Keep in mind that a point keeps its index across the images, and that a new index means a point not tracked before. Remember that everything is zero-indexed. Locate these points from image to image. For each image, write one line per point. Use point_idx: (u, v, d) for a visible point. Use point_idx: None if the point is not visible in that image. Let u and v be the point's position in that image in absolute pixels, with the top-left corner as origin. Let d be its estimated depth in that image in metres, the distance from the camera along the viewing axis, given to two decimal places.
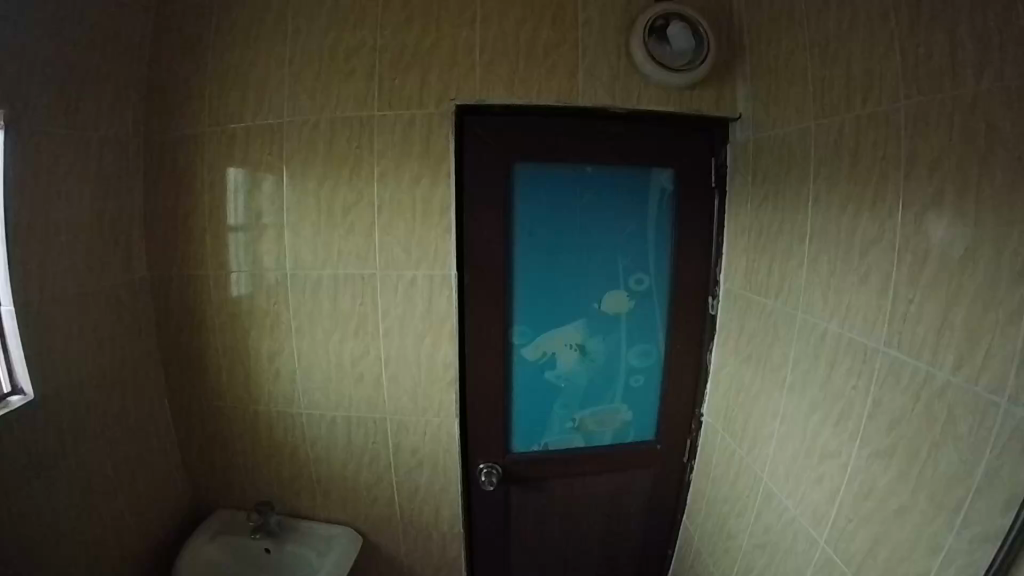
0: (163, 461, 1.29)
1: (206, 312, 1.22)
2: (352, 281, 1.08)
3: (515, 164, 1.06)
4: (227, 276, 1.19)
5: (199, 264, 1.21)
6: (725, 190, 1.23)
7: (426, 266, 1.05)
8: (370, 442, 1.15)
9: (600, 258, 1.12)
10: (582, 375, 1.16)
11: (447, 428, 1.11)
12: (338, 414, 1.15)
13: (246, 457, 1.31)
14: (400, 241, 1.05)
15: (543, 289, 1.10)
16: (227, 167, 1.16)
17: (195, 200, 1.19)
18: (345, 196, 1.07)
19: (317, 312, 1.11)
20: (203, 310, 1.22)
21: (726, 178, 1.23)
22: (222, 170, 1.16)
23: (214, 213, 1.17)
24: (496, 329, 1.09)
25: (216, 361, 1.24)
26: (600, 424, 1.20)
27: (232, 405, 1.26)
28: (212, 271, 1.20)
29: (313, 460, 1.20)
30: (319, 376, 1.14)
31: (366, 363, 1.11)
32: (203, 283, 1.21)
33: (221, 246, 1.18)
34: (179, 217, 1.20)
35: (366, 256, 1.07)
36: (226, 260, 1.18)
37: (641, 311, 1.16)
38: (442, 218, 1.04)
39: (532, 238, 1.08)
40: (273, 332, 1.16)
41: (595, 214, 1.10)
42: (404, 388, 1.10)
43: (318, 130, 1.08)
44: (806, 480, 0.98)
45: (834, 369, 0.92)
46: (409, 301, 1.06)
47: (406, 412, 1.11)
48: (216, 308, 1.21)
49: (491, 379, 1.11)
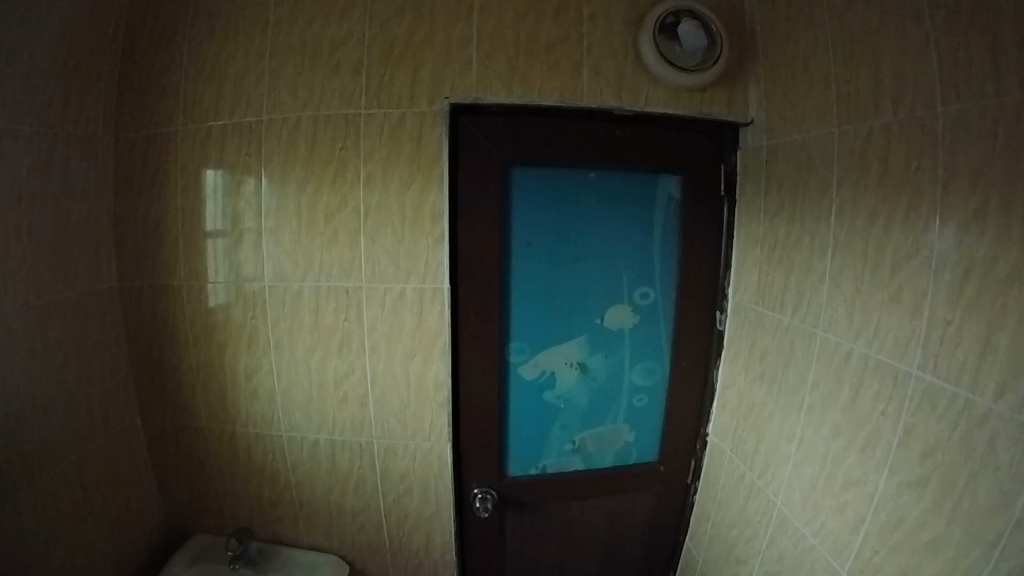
0: (135, 483, 1.20)
1: (181, 324, 1.14)
2: (336, 293, 1.00)
3: (513, 168, 0.98)
4: (203, 285, 1.10)
5: (173, 272, 1.12)
6: (734, 198, 1.16)
7: (416, 278, 0.96)
8: (356, 466, 1.07)
9: (603, 270, 1.04)
10: (584, 395, 1.07)
11: (439, 452, 1.03)
12: (321, 436, 1.07)
13: (225, 478, 1.23)
14: (389, 250, 0.97)
15: (542, 303, 1.02)
16: (203, 168, 1.07)
17: (168, 203, 1.10)
18: (329, 201, 0.99)
19: (299, 327, 1.03)
20: (177, 322, 1.14)
21: (736, 185, 1.16)
22: (198, 171, 1.07)
23: (189, 218, 1.09)
24: (492, 346, 1.00)
25: (191, 377, 1.16)
26: (601, 445, 1.12)
27: (209, 423, 1.18)
28: (186, 280, 1.12)
29: (296, 481, 1.13)
30: (301, 395, 1.06)
31: (351, 381, 1.02)
32: (177, 293, 1.13)
33: (197, 254, 1.09)
34: (152, 221, 1.11)
35: (351, 266, 0.99)
36: (202, 269, 1.10)
37: (646, 326, 1.08)
38: (434, 226, 0.95)
39: (529, 247, 1.00)
40: (252, 347, 1.08)
41: (597, 223, 1.03)
42: (392, 409, 1.02)
43: (301, 130, 1.00)
44: (826, 507, 0.92)
45: (860, 393, 0.86)
46: (397, 316, 0.98)
47: (394, 435, 1.03)
48: (191, 318, 1.13)
49: (486, 400, 1.02)
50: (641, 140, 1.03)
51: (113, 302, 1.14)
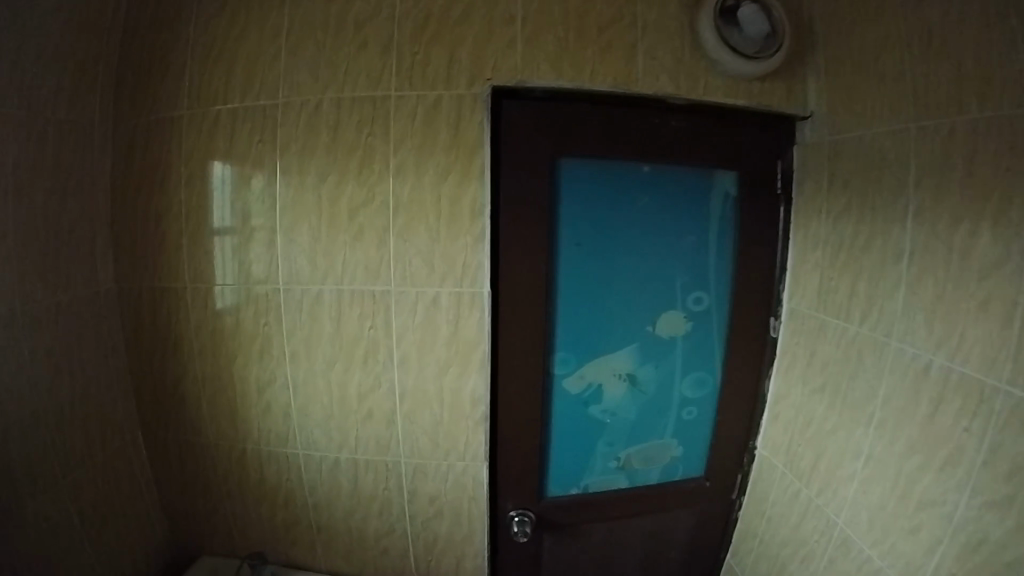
0: (137, 502, 1.11)
1: (185, 331, 1.04)
2: (361, 298, 0.89)
3: (561, 160, 0.89)
4: (210, 289, 1.00)
5: (176, 274, 1.02)
6: (791, 198, 1.07)
7: (453, 281, 0.87)
8: (381, 487, 0.99)
9: (656, 274, 0.95)
10: (631, 409, 0.98)
11: (475, 473, 0.94)
12: (342, 455, 0.98)
13: (234, 498, 1.14)
14: (421, 251, 0.87)
15: (589, 309, 0.93)
16: (210, 159, 0.97)
17: (171, 197, 0.99)
18: (353, 195, 0.88)
19: (317, 336, 0.93)
20: (181, 328, 1.04)
21: (794, 185, 1.07)
22: (205, 163, 0.97)
23: (194, 213, 0.99)
24: (534, 356, 0.91)
25: (198, 389, 1.07)
26: (647, 462, 1.03)
27: (219, 438, 1.10)
28: (191, 283, 1.02)
29: (314, 501, 1.05)
30: (319, 411, 0.97)
31: (376, 398, 0.91)
32: (182, 297, 1.03)
33: (203, 253, 0.99)
34: (153, 218, 1.01)
35: (378, 268, 0.88)
36: (209, 271, 1.00)
37: (699, 334, 1.00)
38: (474, 223, 0.86)
39: (577, 248, 0.91)
40: (263, 359, 1.00)
41: (650, 222, 0.94)
42: (423, 427, 0.91)
43: (321, 116, 0.90)
44: (896, 529, 0.84)
45: (940, 410, 0.77)
46: (431, 324, 0.88)
47: (423, 455, 0.93)
48: (197, 325, 1.03)
49: (527, 416, 0.93)
50: (698, 131, 0.94)
51: (112, 306, 1.03)
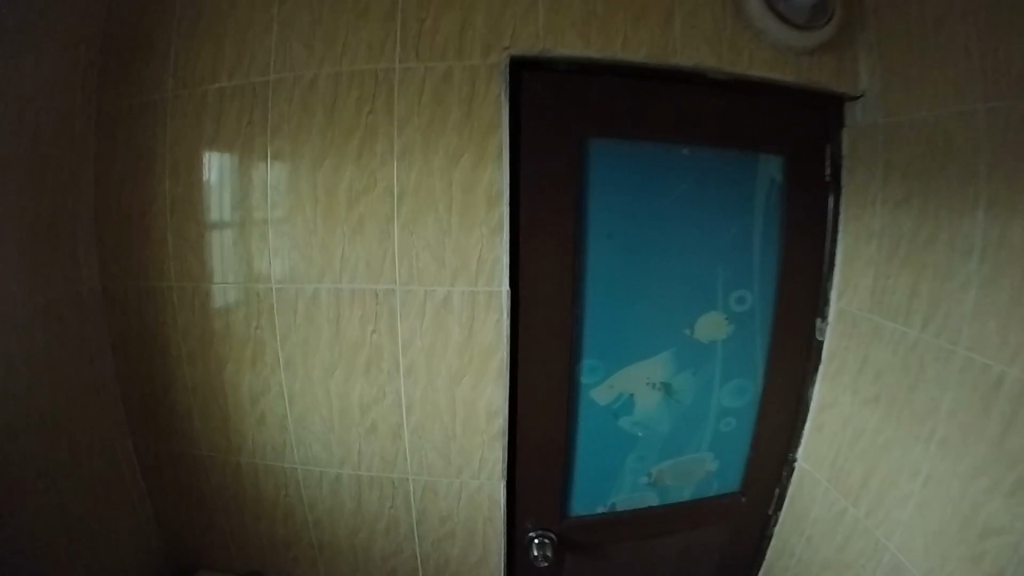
0: (127, 517, 1.03)
1: (173, 333, 0.95)
2: (363, 297, 0.78)
3: (590, 142, 0.78)
4: (201, 288, 0.91)
5: (161, 271, 0.93)
6: (840, 186, 0.95)
7: (466, 278, 0.74)
8: (386, 506, 0.90)
9: (693, 270, 0.85)
10: (665, 421, 0.88)
11: (491, 492, 0.83)
12: (343, 470, 0.89)
13: (230, 514, 1.05)
14: (429, 244, 0.75)
15: (620, 310, 0.82)
16: (197, 146, 0.87)
17: (154, 187, 0.90)
18: (353, 183, 0.78)
19: (314, 341, 0.84)
20: (169, 331, 0.95)
21: (841, 172, 0.95)
22: (191, 149, 0.87)
23: (180, 205, 0.89)
24: (558, 363, 0.80)
25: (189, 397, 0.99)
26: (679, 477, 0.94)
27: (212, 449, 1.01)
28: (178, 282, 0.92)
29: (315, 519, 0.96)
30: (318, 423, 0.88)
31: (380, 411, 0.82)
32: (169, 297, 0.94)
33: (191, 249, 0.90)
34: (137, 211, 0.92)
35: (380, 265, 0.77)
36: (198, 269, 0.90)
37: (740, 337, 0.90)
38: (491, 211, 0.74)
39: (606, 242, 0.80)
40: (256, 364, 0.91)
41: (688, 212, 0.83)
42: (434, 443, 0.81)
43: (317, 94, 0.80)
44: (957, 558, 0.75)
45: (1015, 429, 0.67)
46: (441, 329, 0.76)
47: (433, 473, 0.83)
48: (187, 327, 0.94)
49: (549, 429, 0.83)
50: (742, 110, 0.83)
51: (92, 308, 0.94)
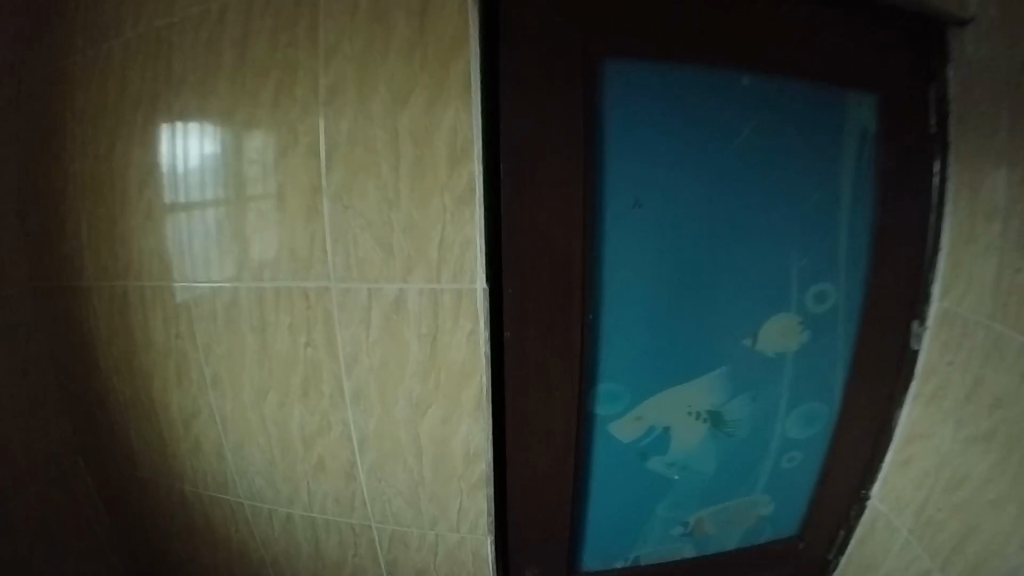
0: (90, 532, 0.91)
1: (98, 341, 0.81)
2: (290, 297, 0.57)
3: (606, 72, 0.53)
4: (140, 288, 0.76)
5: (77, 266, 0.80)
6: (947, 143, 0.63)
7: (423, 269, 0.52)
8: (349, 553, 0.70)
9: (755, 256, 0.60)
10: (711, 460, 0.65)
11: (476, 549, 0.62)
12: (294, 510, 0.70)
13: (183, 547, 0.89)
14: (371, 222, 0.52)
15: (652, 314, 0.58)
16: (144, 110, 0.73)
17: (68, 174, 0.79)
18: (268, 143, 0.56)
19: (241, 353, 0.64)
20: (104, 334, 0.80)
21: (949, 118, 0.63)
22: (140, 110, 0.74)
23: (123, 176, 0.76)
24: (562, 386, 0.56)
25: (124, 414, 0.83)
26: (724, 525, 0.70)
27: (153, 476, 0.85)
28: (94, 281, 0.79)
29: (270, 561, 0.78)
30: (257, 453, 0.69)
31: (327, 444, 0.62)
32: (88, 299, 0.80)
33: (130, 235, 0.76)
34: (84, 181, 0.78)
35: (307, 254, 0.55)
36: (113, 265, 0.78)
37: (815, 347, 0.65)
38: (460, 170, 0.51)
39: (633, 217, 0.56)
40: (181, 381, 0.73)
41: (750, 174, 0.58)
42: (398, 488, 0.61)
43: (223, 23, 0.57)
44: None
45: None
46: (395, 342, 0.54)
47: (400, 521, 0.64)
48: (109, 336, 0.80)
49: (553, 478, 0.59)
50: (823, 28, 0.58)
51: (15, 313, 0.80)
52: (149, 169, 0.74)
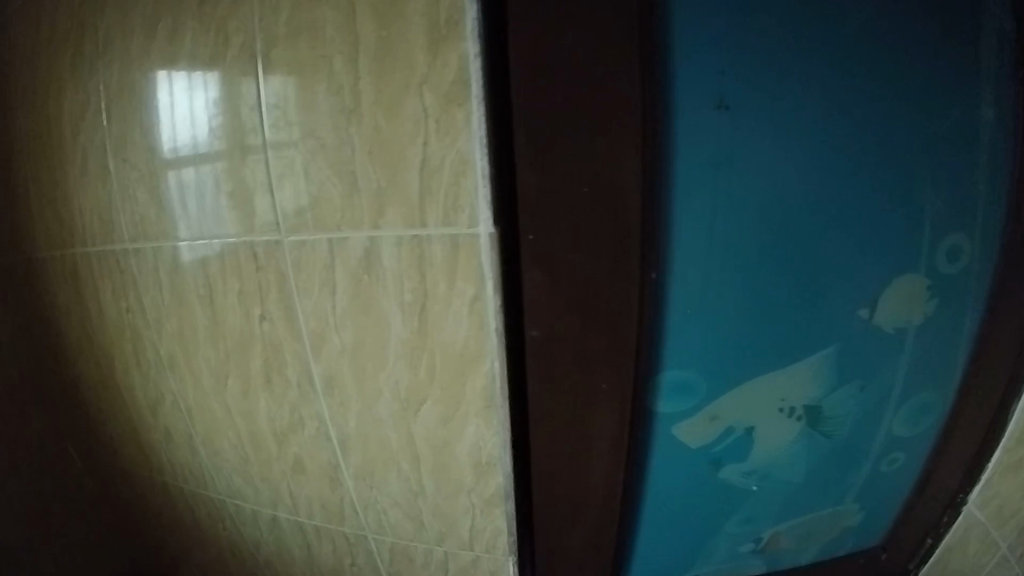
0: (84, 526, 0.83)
1: (59, 321, 0.70)
2: (236, 256, 0.43)
3: None
4: (84, 253, 0.63)
5: (29, 235, 0.68)
6: None
7: (402, 212, 0.36)
8: (346, 562, 0.58)
9: (883, 190, 0.41)
10: (800, 466, 0.49)
11: (494, 571, 0.49)
12: (278, 512, 0.58)
13: (176, 540, 0.80)
14: (325, 143, 0.36)
15: (738, 276, 0.40)
16: (74, 39, 0.58)
17: (8, 127, 0.66)
18: (191, 52, 0.41)
19: (193, 330, 0.51)
20: (64, 312, 0.69)
21: None
22: (65, 39, 0.59)
23: (52, 123, 0.62)
24: (603, 378, 0.39)
25: (97, 398, 0.73)
26: (803, 540, 0.55)
27: (134, 465, 0.75)
28: (49, 253, 0.68)
29: (264, 560, 0.68)
30: (229, 448, 0.57)
31: (302, 442, 0.49)
32: (45, 275, 0.69)
33: (69, 189, 0.62)
34: (23, 137, 0.65)
35: (248, 197, 0.40)
36: (61, 233, 0.65)
37: (954, 317, 0.47)
38: (447, 59, 0.33)
39: (717, 127, 0.36)
40: (140, 364, 0.61)
41: (887, 63, 0.39)
42: (394, 498, 0.47)
43: None
44: None
45: None
46: (369, 314, 0.39)
47: (400, 534, 0.51)
48: (68, 316, 0.69)
49: (593, 495, 0.43)
50: None
51: None
52: (80, 110, 0.59)
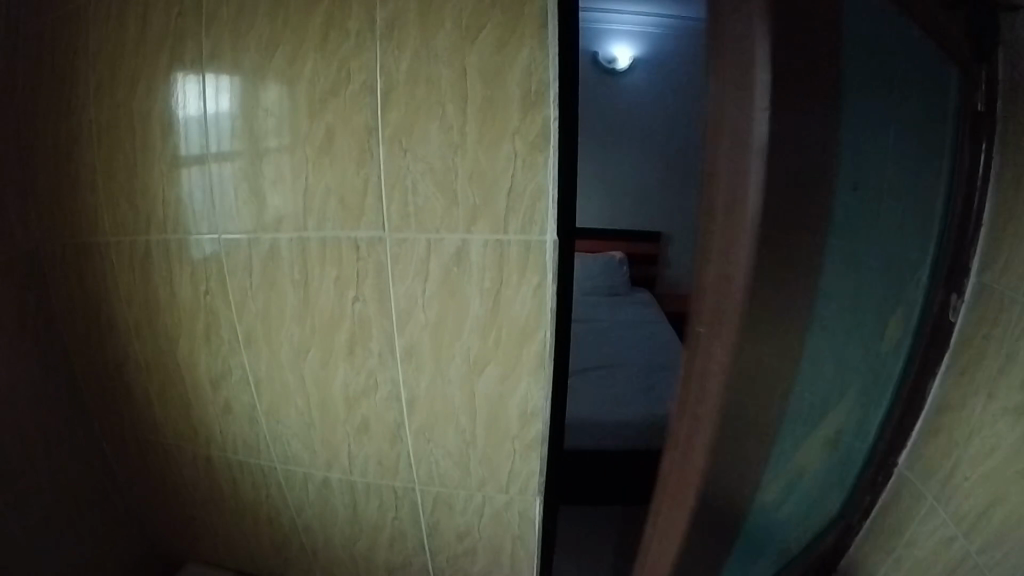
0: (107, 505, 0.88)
1: (108, 313, 0.75)
2: (339, 250, 0.55)
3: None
4: (147, 247, 0.70)
5: (76, 229, 0.72)
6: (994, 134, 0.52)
7: (487, 222, 0.49)
8: (388, 516, 0.69)
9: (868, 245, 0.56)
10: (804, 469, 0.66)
11: (522, 510, 0.62)
12: (331, 472, 0.68)
13: (207, 512, 0.87)
14: (433, 167, 0.49)
15: (821, 331, 0.53)
16: (138, 53, 0.63)
17: (59, 128, 0.69)
18: (314, 84, 0.53)
19: (279, 310, 0.61)
20: (112, 303, 0.75)
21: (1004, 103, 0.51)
22: (130, 53, 0.64)
23: (111, 128, 0.67)
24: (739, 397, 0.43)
25: (142, 381, 0.79)
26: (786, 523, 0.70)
27: (177, 442, 0.81)
28: (113, 237, 0.71)
29: (302, 523, 0.77)
30: (294, 415, 0.67)
31: (372, 404, 0.60)
32: (104, 258, 0.73)
33: (129, 192, 0.68)
34: (73, 140, 0.69)
35: (359, 203, 0.52)
36: (132, 219, 0.69)
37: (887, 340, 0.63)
38: (530, 115, 0.47)
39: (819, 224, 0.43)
40: (211, 342, 0.71)
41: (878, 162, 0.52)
42: (447, 450, 0.59)
43: None
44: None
45: None
46: (453, 296, 0.52)
47: (447, 483, 0.62)
48: (118, 306, 0.75)
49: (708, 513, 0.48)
50: None
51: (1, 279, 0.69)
52: (145, 118, 0.64)
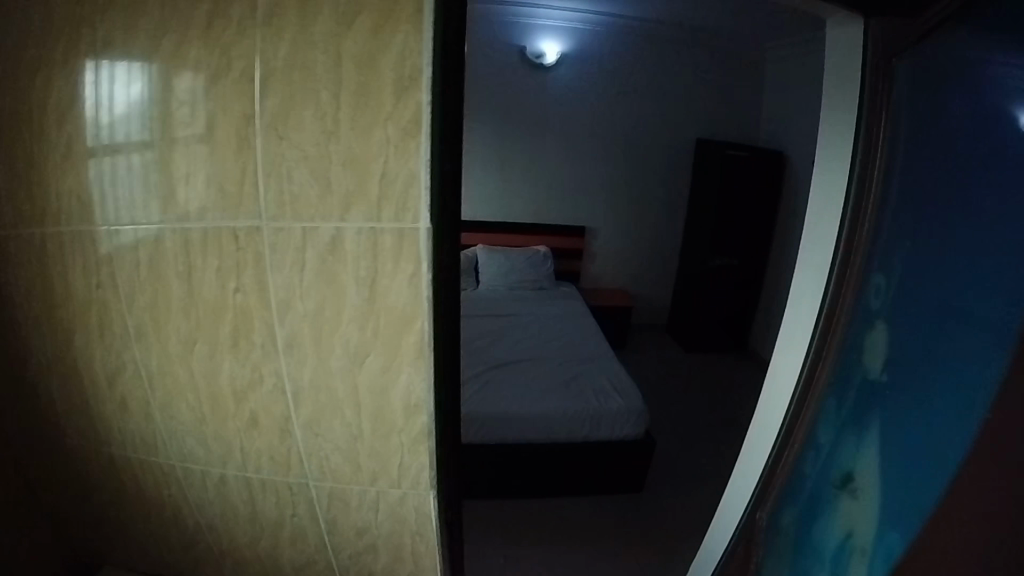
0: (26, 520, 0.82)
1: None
2: (218, 239, 0.53)
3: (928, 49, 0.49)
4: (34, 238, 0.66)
5: None
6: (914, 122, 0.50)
7: (362, 209, 0.49)
8: (287, 513, 0.67)
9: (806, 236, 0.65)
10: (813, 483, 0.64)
11: (417, 505, 0.61)
12: (227, 469, 0.67)
13: (114, 514, 0.83)
14: (308, 155, 0.49)
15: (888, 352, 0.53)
16: (24, 36, 0.61)
17: None
18: (196, 69, 0.51)
19: (167, 302, 0.59)
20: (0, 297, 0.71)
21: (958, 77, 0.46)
22: (16, 35, 0.61)
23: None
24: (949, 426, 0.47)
25: (36, 380, 0.75)
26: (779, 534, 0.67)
27: (80, 443, 0.78)
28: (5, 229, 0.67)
29: (206, 523, 0.75)
30: (187, 412, 0.64)
31: (260, 398, 0.59)
32: None
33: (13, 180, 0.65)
34: None
35: (238, 190, 0.51)
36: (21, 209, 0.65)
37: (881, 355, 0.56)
38: (403, 103, 0.47)
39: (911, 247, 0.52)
40: (104, 337, 0.68)
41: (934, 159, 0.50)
42: (336, 444, 0.58)
43: None
44: None
45: None
46: (331, 285, 0.51)
47: (339, 478, 0.61)
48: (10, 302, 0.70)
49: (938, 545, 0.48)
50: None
51: None
52: (29, 102, 0.62)
